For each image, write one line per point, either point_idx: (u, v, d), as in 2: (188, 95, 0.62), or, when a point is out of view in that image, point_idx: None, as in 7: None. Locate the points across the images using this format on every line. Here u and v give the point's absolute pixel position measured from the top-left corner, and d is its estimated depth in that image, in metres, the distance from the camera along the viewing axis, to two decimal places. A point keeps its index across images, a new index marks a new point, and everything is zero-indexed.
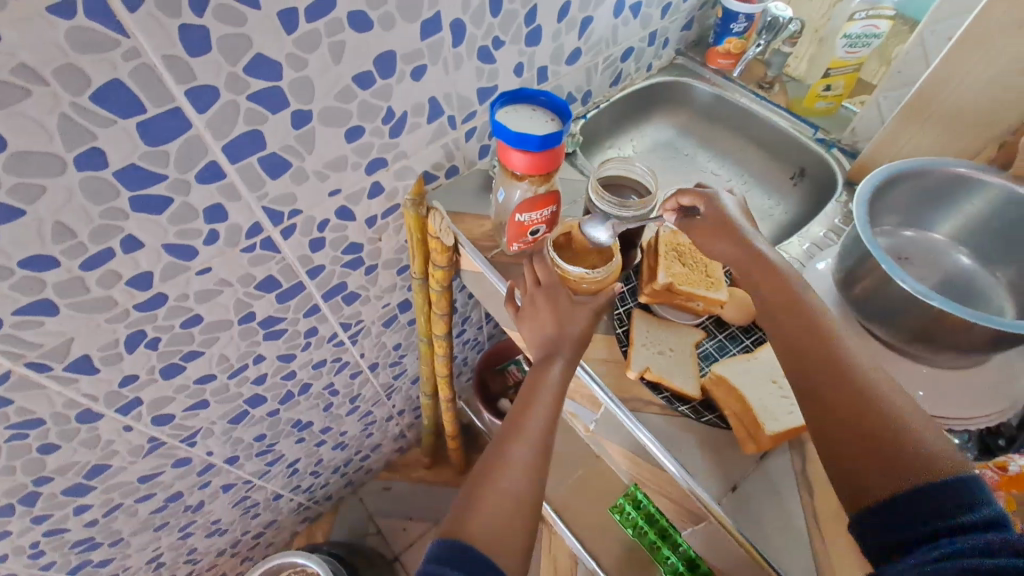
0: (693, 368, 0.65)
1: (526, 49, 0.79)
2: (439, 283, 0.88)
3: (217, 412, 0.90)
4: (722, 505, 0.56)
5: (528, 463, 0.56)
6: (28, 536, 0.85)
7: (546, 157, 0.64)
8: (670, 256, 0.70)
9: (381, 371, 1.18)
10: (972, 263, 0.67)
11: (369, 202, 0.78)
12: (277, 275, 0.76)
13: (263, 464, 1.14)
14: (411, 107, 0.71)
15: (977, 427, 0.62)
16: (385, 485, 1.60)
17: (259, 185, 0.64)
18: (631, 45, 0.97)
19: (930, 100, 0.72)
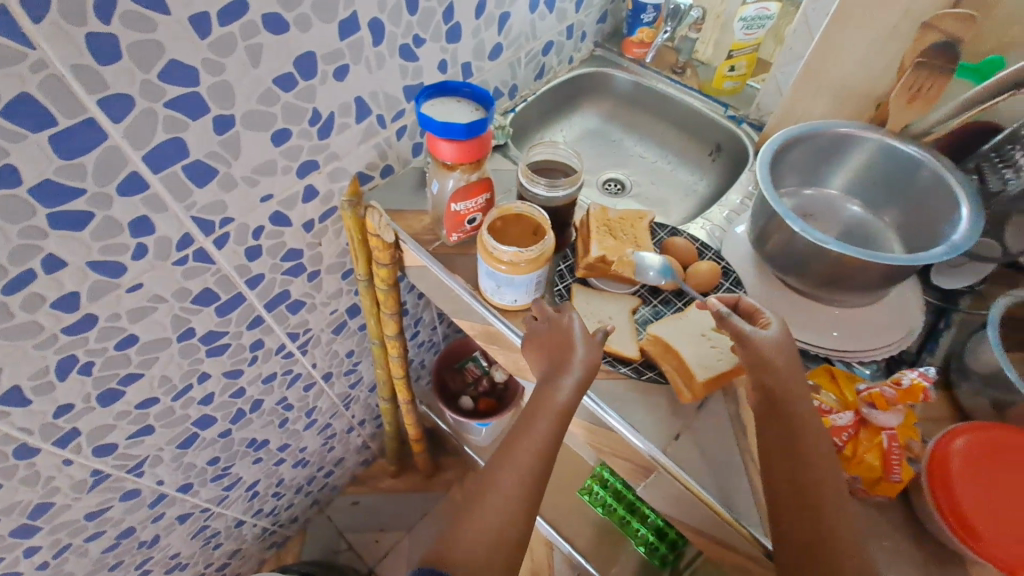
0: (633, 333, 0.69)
1: (447, 45, 0.81)
2: (385, 282, 0.88)
3: (164, 437, 0.87)
4: (666, 454, 0.62)
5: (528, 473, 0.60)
6: None
7: (474, 145, 0.66)
8: (602, 231, 0.73)
9: (336, 380, 1.16)
10: (864, 212, 0.76)
11: (304, 206, 0.78)
12: (215, 287, 0.75)
13: (220, 490, 1.10)
14: (337, 108, 0.72)
15: (884, 356, 0.69)
16: (353, 500, 1.57)
17: (186, 194, 0.63)
18: (550, 39, 1.01)
19: (819, 72, 0.79)
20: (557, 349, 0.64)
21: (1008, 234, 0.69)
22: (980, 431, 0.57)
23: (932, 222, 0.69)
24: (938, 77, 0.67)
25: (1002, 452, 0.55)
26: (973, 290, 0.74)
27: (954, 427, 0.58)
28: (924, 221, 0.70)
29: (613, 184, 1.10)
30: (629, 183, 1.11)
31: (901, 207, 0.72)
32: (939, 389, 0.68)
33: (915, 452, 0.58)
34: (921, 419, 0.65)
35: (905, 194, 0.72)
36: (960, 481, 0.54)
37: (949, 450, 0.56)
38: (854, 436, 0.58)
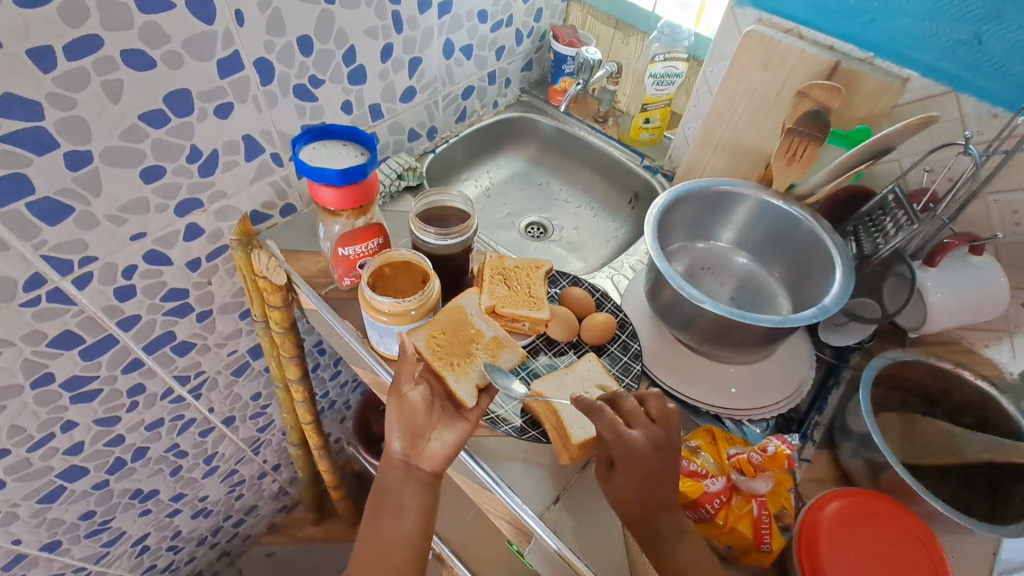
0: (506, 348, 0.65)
1: (351, 86, 0.80)
2: (280, 325, 0.84)
3: (20, 491, 0.79)
4: (543, 518, 0.59)
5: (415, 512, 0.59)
6: None
7: (356, 191, 0.64)
8: (495, 280, 0.73)
9: (241, 425, 1.09)
10: (751, 263, 0.79)
11: (187, 245, 0.74)
12: (77, 329, 0.69)
13: (98, 546, 1.00)
14: (221, 145, 0.69)
15: (772, 415, 0.69)
16: (269, 551, 1.47)
17: (32, 232, 0.58)
18: (470, 84, 1.02)
19: (715, 131, 0.83)
20: (403, 412, 0.58)
21: (885, 295, 0.72)
22: (863, 498, 0.56)
23: (810, 276, 0.72)
24: (810, 143, 0.70)
25: (870, 520, 0.55)
26: (861, 347, 0.76)
27: (827, 491, 0.57)
28: (804, 274, 0.74)
29: (535, 229, 1.10)
30: (552, 226, 1.10)
31: (782, 260, 0.76)
32: (825, 448, 0.68)
33: (786, 519, 0.57)
34: (803, 479, 0.65)
35: (785, 250, 0.76)
36: (828, 551, 0.53)
37: (819, 516, 0.55)
38: (726, 504, 0.57)
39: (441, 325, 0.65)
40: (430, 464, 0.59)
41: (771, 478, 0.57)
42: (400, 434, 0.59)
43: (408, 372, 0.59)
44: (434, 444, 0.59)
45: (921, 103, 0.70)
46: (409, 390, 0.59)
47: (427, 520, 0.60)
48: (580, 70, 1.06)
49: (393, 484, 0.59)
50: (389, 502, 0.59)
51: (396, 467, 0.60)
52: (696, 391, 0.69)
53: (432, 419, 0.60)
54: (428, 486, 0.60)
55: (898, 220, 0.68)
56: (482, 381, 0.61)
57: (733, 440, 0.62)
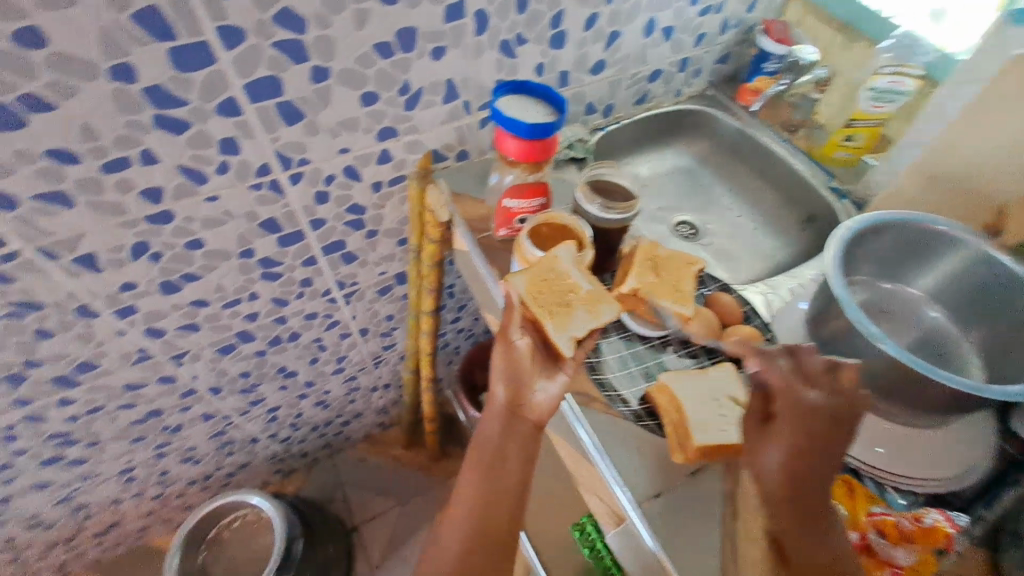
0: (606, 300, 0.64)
1: (549, 50, 0.83)
2: (431, 259, 0.92)
3: (207, 339, 0.95)
4: (642, 508, 0.58)
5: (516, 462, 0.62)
6: (8, 418, 0.88)
7: (537, 147, 0.67)
8: (645, 266, 0.71)
9: (371, 338, 1.22)
10: (945, 320, 0.69)
11: (376, 167, 0.83)
12: (280, 218, 0.82)
13: (245, 402, 1.19)
14: (427, 84, 0.76)
15: (926, 491, 0.60)
16: (361, 456, 1.64)
17: (273, 128, 0.69)
18: (660, 67, 0.99)
19: (935, 164, 0.74)
20: (511, 361, 0.62)
21: None
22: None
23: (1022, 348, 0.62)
24: None
25: None
26: None
27: None
28: (1013, 345, 0.63)
29: (687, 228, 1.05)
30: (706, 229, 1.05)
31: (988, 325, 0.65)
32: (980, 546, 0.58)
33: None
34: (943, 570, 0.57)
35: (996, 314, 0.65)
36: None
37: None
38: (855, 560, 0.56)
39: (540, 272, 0.65)
40: (536, 413, 0.62)
41: (917, 553, 0.54)
42: (508, 382, 0.62)
43: (516, 321, 0.63)
44: (539, 394, 0.62)
45: None
46: (517, 339, 0.63)
47: (527, 470, 0.62)
48: (788, 70, 1.00)
49: (496, 433, 0.62)
50: (493, 451, 0.62)
51: (500, 416, 0.63)
52: None
53: (534, 369, 0.63)
54: (529, 437, 0.63)
55: None
56: (578, 334, 0.62)
57: (877, 501, 0.59)
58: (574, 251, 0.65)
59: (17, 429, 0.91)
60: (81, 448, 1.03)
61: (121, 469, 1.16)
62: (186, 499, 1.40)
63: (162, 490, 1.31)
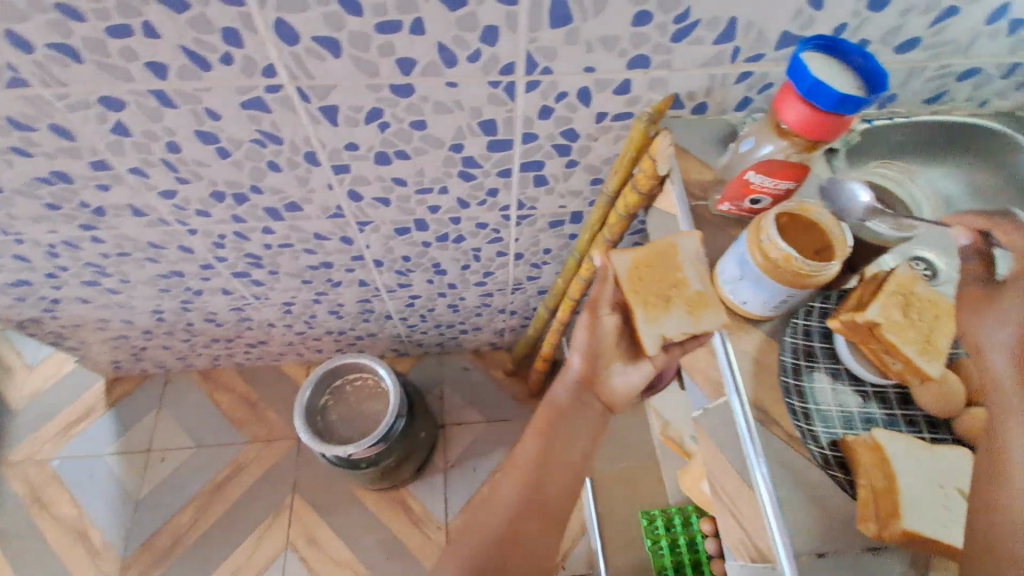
0: (714, 310, 0.64)
1: (862, 11, 0.68)
2: (626, 208, 0.87)
3: (390, 216, 1.00)
4: (799, 562, 0.53)
5: (585, 433, 0.79)
6: (223, 228, 1.00)
7: (826, 124, 0.56)
8: (895, 298, 0.59)
9: (522, 264, 1.22)
10: None
11: (611, 96, 0.77)
12: (500, 122, 0.80)
13: (394, 283, 1.27)
14: (708, 18, 0.66)
15: None
16: (465, 364, 1.72)
17: (538, 27, 0.65)
18: (982, 65, 0.79)
19: None
20: (594, 340, 0.77)
21: None
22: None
23: None
24: None
25: None
26: None
27: None
28: None
29: None
30: None
31: None
32: None
33: None
34: None
35: None
36: None
37: None
38: None
39: (646, 256, 0.68)
40: (610, 394, 0.79)
41: None
42: (589, 356, 0.77)
43: (607, 300, 0.75)
44: (614, 376, 0.78)
45: None
46: (603, 314, 0.75)
47: (594, 437, 0.79)
48: None
49: (571, 398, 0.79)
50: (564, 423, 0.78)
51: (575, 385, 0.79)
52: None
53: (614, 352, 0.77)
54: (598, 409, 0.79)
55: None
56: (668, 335, 0.65)
57: None
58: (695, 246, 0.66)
59: (226, 240, 1.04)
60: (263, 273, 1.17)
61: (284, 301, 1.31)
62: (318, 344, 1.57)
63: (305, 330, 1.48)
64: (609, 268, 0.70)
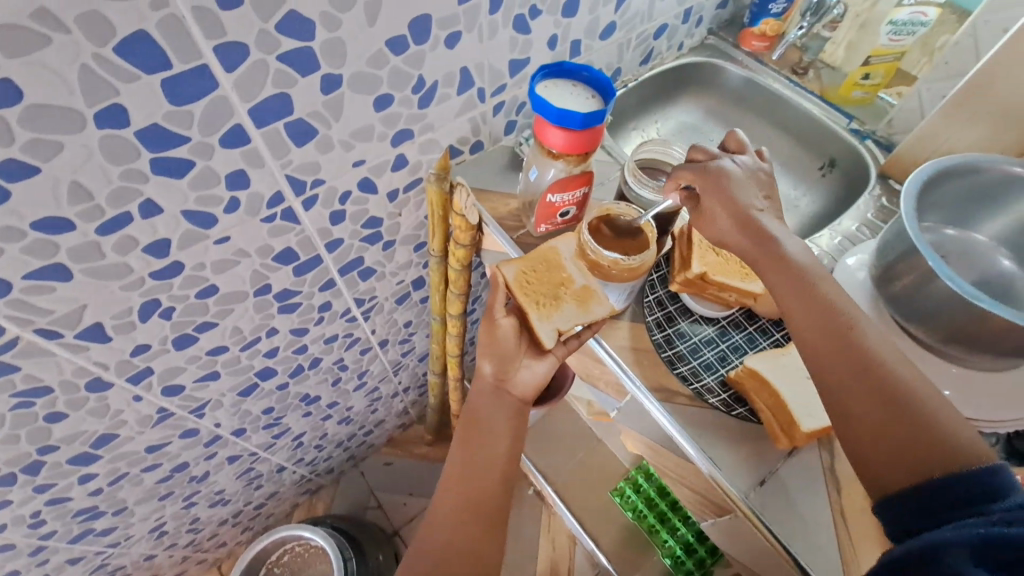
0: (600, 298, 0.65)
1: (562, 20, 0.75)
2: (459, 263, 0.85)
3: (227, 385, 0.88)
4: (750, 500, 0.57)
5: (509, 435, 0.66)
6: (29, 506, 0.81)
7: (586, 137, 0.61)
8: (704, 245, 0.69)
9: (391, 348, 1.16)
10: (1014, 267, 0.67)
11: (392, 175, 0.75)
12: (296, 247, 0.74)
13: (269, 437, 1.12)
14: (442, 77, 0.68)
15: (1004, 430, 0.63)
16: (386, 461, 1.60)
17: (283, 152, 0.61)
18: (665, 22, 0.93)
19: (983, 90, 0.71)
20: (495, 343, 0.65)
21: None
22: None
23: None
24: None
25: None
26: None
27: None
28: None
29: None
30: None
31: None
32: None
33: None
34: None
35: None
36: None
37: None
38: None
39: (531, 262, 0.68)
40: (521, 390, 0.67)
41: None
42: (495, 359, 0.66)
43: (500, 302, 0.66)
44: (526, 370, 0.67)
45: None
46: (500, 318, 0.65)
47: (517, 440, 0.67)
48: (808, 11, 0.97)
49: (487, 405, 0.67)
50: (483, 426, 0.66)
51: (488, 390, 0.67)
52: None
53: (519, 350, 0.66)
54: (517, 410, 0.67)
55: None
56: (563, 328, 0.64)
57: None
58: (574, 245, 0.68)
59: (42, 514, 0.84)
60: (109, 518, 0.96)
61: (152, 528, 1.09)
62: (218, 540, 1.34)
63: (195, 537, 1.25)
64: (496, 277, 0.67)
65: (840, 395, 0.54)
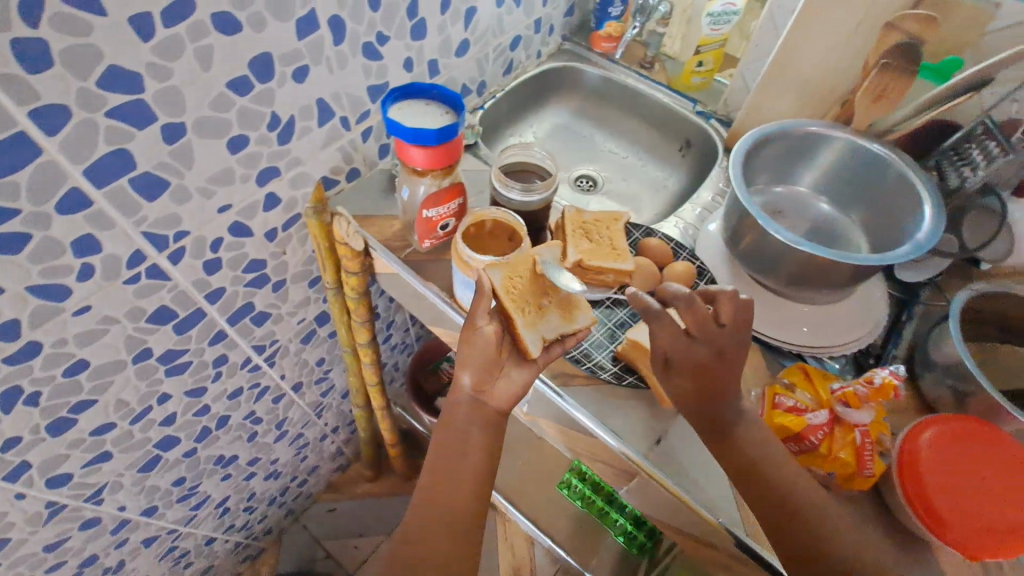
0: (586, 309, 0.65)
1: (412, 42, 0.78)
2: (355, 291, 0.85)
3: (124, 462, 0.82)
4: (649, 459, 0.62)
5: (484, 447, 0.63)
6: None
7: (444, 151, 0.64)
8: (578, 234, 0.73)
9: (307, 390, 1.12)
10: (831, 210, 0.79)
11: (265, 215, 0.74)
12: (172, 305, 0.70)
13: (187, 510, 1.05)
14: (297, 111, 0.68)
15: (849, 351, 0.72)
16: (329, 507, 1.54)
17: (134, 209, 0.58)
18: (518, 34, 0.98)
19: (787, 65, 0.80)
20: (473, 350, 0.61)
21: (965, 229, 0.73)
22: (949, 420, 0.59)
23: (894, 219, 0.72)
24: (901, 77, 0.69)
25: (966, 446, 0.58)
26: (931, 283, 0.78)
27: (919, 421, 0.60)
28: (886, 218, 0.73)
29: (585, 181, 1.10)
30: (601, 179, 1.11)
31: (865, 206, 0.76)
32: (904, 380, 0.71)
33: (885, 446, 0.61)
34: (888, 410, 0.68)
35: (867, 194, 0.75)
36: (929, 476, 0.56)
37: (917, 444, 0.58)
38: (829, 434, 0.59)
39: (516, 266, 0.63)
40: (499, 402, 0.63)
41: (874, 410, 0.59)
42: (473, 369, 0.62)
43: (483, 309, 0.61)
44: (503, 381, 0.63)
45: (1012, 32, 0.70)
46: (482, 325, 0.61)
47: (494, 453, 0.64)
48: (640, 13, 1.08)
49: (461, 418, 0.63)
50: (456, 437, 0.63)
51: (465, 402, 0.64)
52: (778, 331, 0.71)
53: (501, 359, 0.63)
54: (493, 423, 0.64)
55: (988, 151, 0.68)
56: (547, 336, 0.63)
57: (828, 377, 0.65)
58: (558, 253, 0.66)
59: None
60: None
61: None
62: None
63: None
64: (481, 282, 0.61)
65: (743, 459, 0.57)
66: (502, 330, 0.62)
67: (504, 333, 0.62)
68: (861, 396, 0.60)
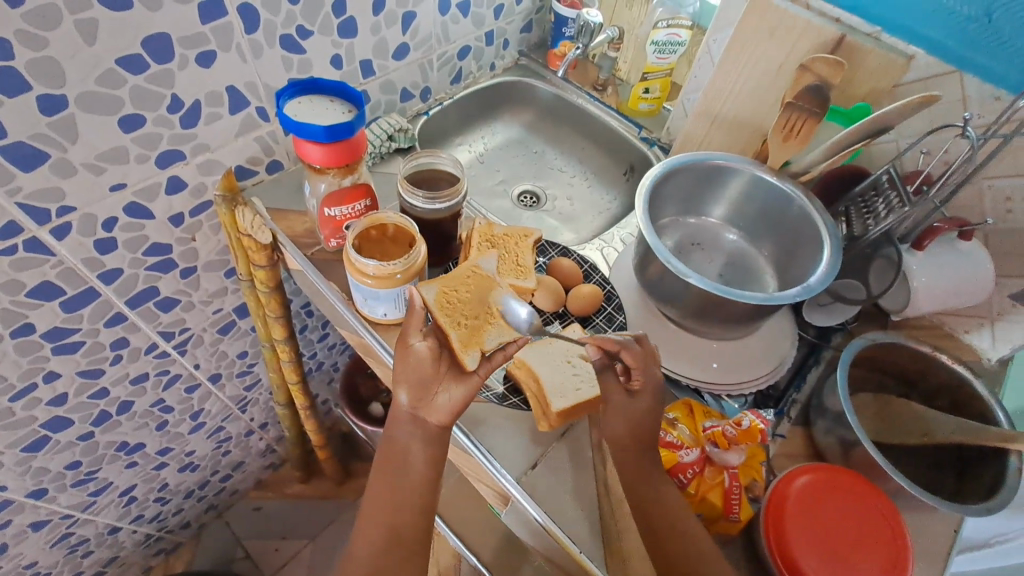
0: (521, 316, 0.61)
1: (341, 40, 0.77)
2: (266, 284, 0.83)
3: (5, 439, 0.80)
4: (520, 484, 0.60)
5: (424, 461, 0.60)
6: None
7: (342, 148, 0.63)
8: (483, 246, 0.72)
9: (227, 383, 1.09)
10: (739, 240, 0.80)
11: (169, 198, 0.72)
12: (57, 280, 0.68)
13: (85, 496, 1.01)
14: (204, 96, 0.67)
15: (751, 390, 0.70)
16: (256, 505, 1.50)
17: (6, 178, 0.57)
18: (466, 44, 0.98)
19: (717, 102, 0.81)
20: (408, 367, 0.57)
21: (871, 276, 0.72)
22: (836, 474, 0.58)
23: (798, 255, 0.73)
24: (808, 119, 0.67)
25: (835, 498, 0.56)
26: (844, 328, 0.77)
27: (798, 467, 0.59)
28: (791, 254, 0.74)
29: (528, 197, 1.09)
30: (545, 195, 1.10)
31: (773, 239, 0.77)
32: (800, 425, 0.69)
33: (756, 491, 0.60)
34: (778, 454, 0.67)
35: (775, 229, 0.76)
36: (793, 524, 0.55)
37: (788, 489, 0.57)
38: (699, 474, 0.59)
39: (450, 281, 0.63)
40: (438, 417, 0.59)
41: (743, 451, 0.60)
42: (409, 386, 0.58)
43: (416, 325, 0.58)
44: (442, 397, 0.59)
45: (925, 82, 0.71)
46: (416, 342, 0.58)
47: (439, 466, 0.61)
48: (581, 33, 1.02)
49: (402, 433, 0.60)
50: (397, 452, 0.60)
51: (404, 420, 0.60)
52: (677, 364, 0.70)
53: (439, 374, 0.58)
54: (435, 438, 0.60)
55: (890, 202, 0.69)
56: (487, 348, 0.59)
57: (711, 413, 0.64)
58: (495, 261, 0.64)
59: None
60: None
61: None
62: None
63: None
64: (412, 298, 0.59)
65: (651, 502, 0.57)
66: (441, 343, 0.59)
67: (443, 347, 0.59)
68: (731, 437, 0.61)
